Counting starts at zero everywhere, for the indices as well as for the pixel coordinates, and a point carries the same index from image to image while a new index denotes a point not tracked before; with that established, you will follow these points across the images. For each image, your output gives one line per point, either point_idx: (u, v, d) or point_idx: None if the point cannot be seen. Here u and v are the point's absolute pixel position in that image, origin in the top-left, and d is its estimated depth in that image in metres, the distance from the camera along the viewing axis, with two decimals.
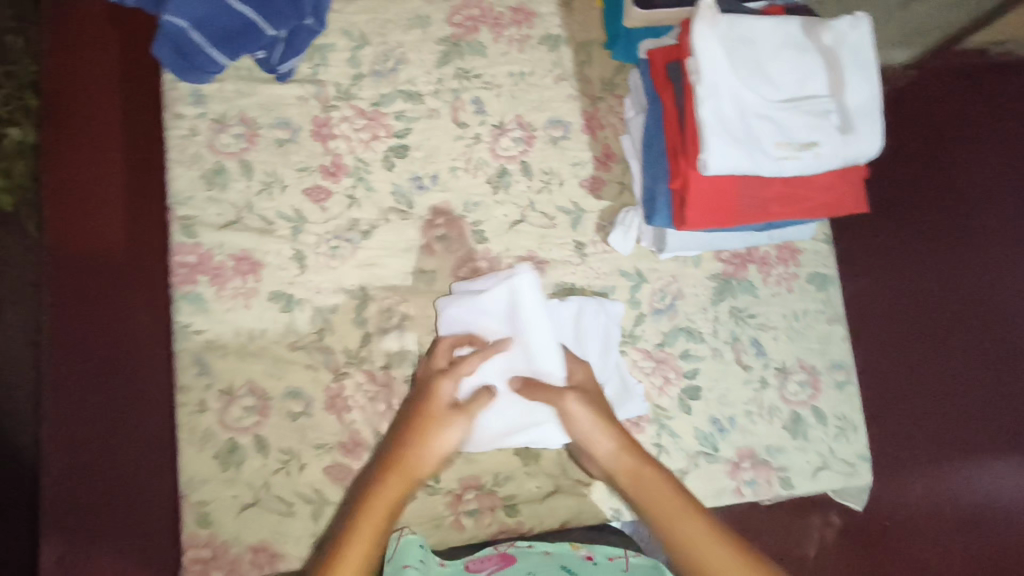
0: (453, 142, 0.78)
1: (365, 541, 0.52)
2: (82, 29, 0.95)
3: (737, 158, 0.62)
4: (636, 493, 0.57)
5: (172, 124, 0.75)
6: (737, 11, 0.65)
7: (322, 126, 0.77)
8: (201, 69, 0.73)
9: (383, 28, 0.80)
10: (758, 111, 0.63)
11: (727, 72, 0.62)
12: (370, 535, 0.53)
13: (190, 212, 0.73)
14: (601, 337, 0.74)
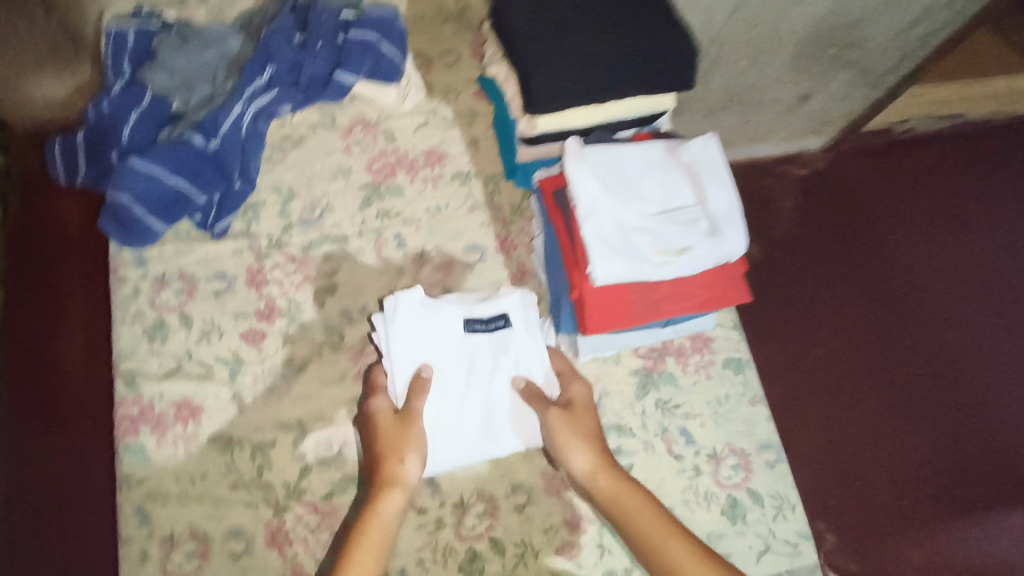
0: (378, 276, 0.85)
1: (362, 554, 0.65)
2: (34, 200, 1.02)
3: (621, 268, 0.69)
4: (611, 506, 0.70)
5: (116, 287, 0.82)
6: (606, 144, 0.75)
7: (256, 274, 0.84)
8: (140, 234, 0.82)
9: (309, 182, 0.89)
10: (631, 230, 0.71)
11: (598, 201, 0.71)
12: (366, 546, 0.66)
13: (132, 366, 0.78)
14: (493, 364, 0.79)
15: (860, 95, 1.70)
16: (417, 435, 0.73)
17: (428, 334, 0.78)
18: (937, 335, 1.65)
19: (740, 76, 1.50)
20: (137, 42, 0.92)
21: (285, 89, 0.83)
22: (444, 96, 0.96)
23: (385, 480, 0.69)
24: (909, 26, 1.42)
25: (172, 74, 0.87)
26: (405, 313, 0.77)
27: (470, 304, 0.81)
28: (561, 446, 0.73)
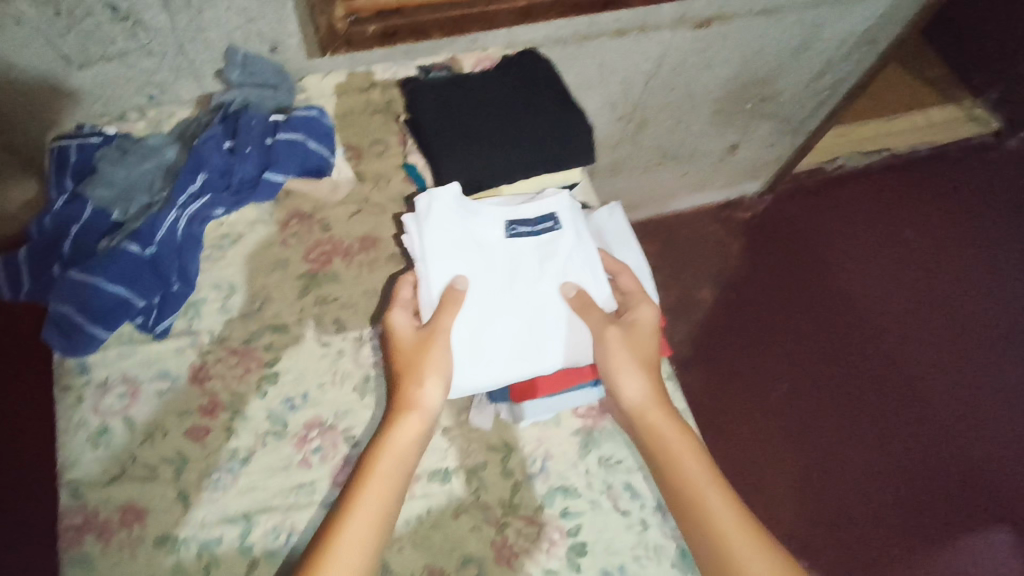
0: (319, 361, 0.88)
1: (374, 487, 0.70)
2: None
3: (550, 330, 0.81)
4: (657, 442, 0.75)
5: (60, 397, 0.83)
6: None
7: (199, 371, 0.86)
8: (82, 343, 0.83)
9: (249, 276, 0.93)
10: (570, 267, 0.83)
11: (559, 232, 0.84)
12: (382, 477, 0.70)
13: (76, 475, 0.79)
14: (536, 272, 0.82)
15: (784, 140, 1.81)
16: (435, 356, 0.76)
17: (465, 237, 0.81)
18: (878, 363, 1.87)
19: (667, 134, 1.59)
20: (80, 158, 0.96)
21: (217, 193, 0.90)
22: (374, 183, 1.02)
23: (405, 402, 0.74)
24: (815, 76, 1.54)
25: (112, 185, 0.90)
26: (443, 213, 0.81)
27: (512, 209, 0.85)
28: (617, 370, 0.77)
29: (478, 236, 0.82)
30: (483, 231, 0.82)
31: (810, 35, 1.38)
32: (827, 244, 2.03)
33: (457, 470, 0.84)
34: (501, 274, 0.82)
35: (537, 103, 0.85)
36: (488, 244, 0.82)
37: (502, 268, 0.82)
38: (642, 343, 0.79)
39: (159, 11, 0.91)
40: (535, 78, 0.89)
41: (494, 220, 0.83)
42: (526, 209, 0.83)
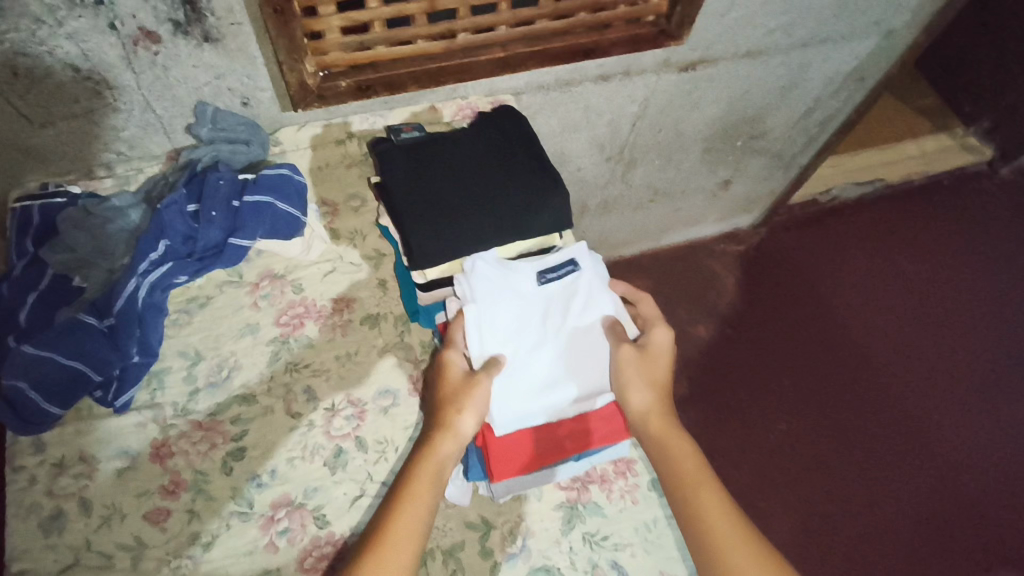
0: (288, 434, 0.84)
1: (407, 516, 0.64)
2: None
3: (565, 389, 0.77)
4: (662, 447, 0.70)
5: (12, 479, 0.79)
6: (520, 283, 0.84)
7: (160, 446, 0.82)
8: (34, 421, 0.79)
9: (216, 341, 0.89)
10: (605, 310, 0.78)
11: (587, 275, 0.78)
12: (415, 507, 0.65)
13: (25, 565, 0.74)
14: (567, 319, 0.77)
15: (776, 174, 1.78)
16: (482, 392, 0.70)
17: (506, 291, 0.76)
18: (881, 399, 1.82)
19: (657, 172, 1.56)
20: (43, 220, 0.93)
21: (180, 261, 0.87)
22: (350, 240, 0.98)
23: (442, 426, 0.68)
24: (805, 113, 1.52)
25: (72, 250, 0.87)
26: (487, 269, 0.75)
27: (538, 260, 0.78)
28: (629, 376, 0.73)
29: (510, 286, 0.76)
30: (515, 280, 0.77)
31: (799, 75, 1.36)
32: (825, 278, 1.99)
33: (434, 552, 0.78)
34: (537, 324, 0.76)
35: (501, 157, 0.82)
36: (520, 293, 0.77)
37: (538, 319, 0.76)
38: (658, 357, 0.75)
39: (124, 70, 0.88)
40: (501, 127, 0.86)
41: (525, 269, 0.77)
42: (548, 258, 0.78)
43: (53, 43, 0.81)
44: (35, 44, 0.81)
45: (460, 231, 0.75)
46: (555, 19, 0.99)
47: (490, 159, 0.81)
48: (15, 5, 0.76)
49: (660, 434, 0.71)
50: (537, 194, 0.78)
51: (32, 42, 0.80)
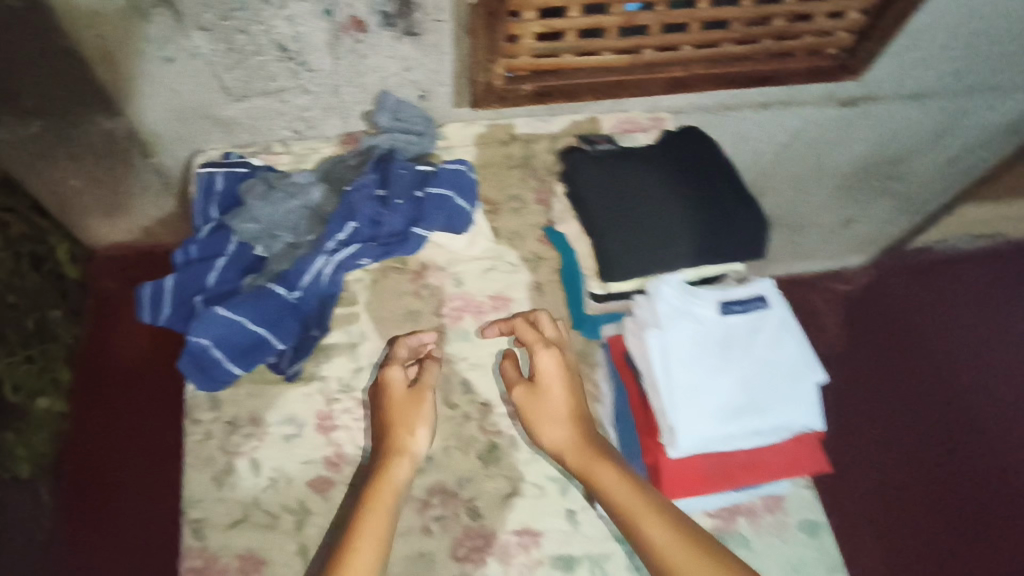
0: (445, 423, 0.85)
1: (377, 512, 0.68)
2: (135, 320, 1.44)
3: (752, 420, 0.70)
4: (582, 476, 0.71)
5: (189, 431, 0.83)
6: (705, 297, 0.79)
7: (324, 418, 0.85)
8: (218, 377, 0.84)
9: (380, 324, 0.92)
10: (793, 343, 0.73)
11: (777, 313, 0.74)
12: (382, 504, 0.68)
13: (199, 514, 0.78)
14: (751, 346, 0.72)
15: (902, 219, 1.74)
16: (425, 410, 0.77)
17: (689, 315, 0.74)
18: (1000, 467, 1.70)
19: (786, 205, 1.55)
20: (225, 187, 0.97)
21: (364, 243, 0.89)
22: (509, 241, 1.00)
23: (395, 449, 0.74)
24: (950, 161, 1.48)
25: (257, 221, 0.90)
26: (671, 292, 0.74)
27: (721, 288, 0.76)
28: (531, 423, 0.75)
29: (688, 310, 0.74)
30: (696, 305, 0.74)
31: (954, 121, 1.34)
32: (947, 332, 1.90)
33: (581, 559, 0.79)
34: (718, 352, 0.72)
35: (700, 174, 0.81)
36: (700, 319, 0.74)
37: (719, 346, 0.72)
38: (551, 384, 0.76)
39: (323, 54, 0.90)
40: (691, 143, 0.86)
41: (705, 295, 0.75)
42: (731, 287, 0.76)
43: (270, 23, 0.84)
44: (254, 23, 0.84)
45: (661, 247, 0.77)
46: (739, 44, 0.98)
47: (689, 176, 0.81)
48: None
49: (580, 462, 0.71)
50: (738, 216, 0.79)
51: (253, 21, 0.83)
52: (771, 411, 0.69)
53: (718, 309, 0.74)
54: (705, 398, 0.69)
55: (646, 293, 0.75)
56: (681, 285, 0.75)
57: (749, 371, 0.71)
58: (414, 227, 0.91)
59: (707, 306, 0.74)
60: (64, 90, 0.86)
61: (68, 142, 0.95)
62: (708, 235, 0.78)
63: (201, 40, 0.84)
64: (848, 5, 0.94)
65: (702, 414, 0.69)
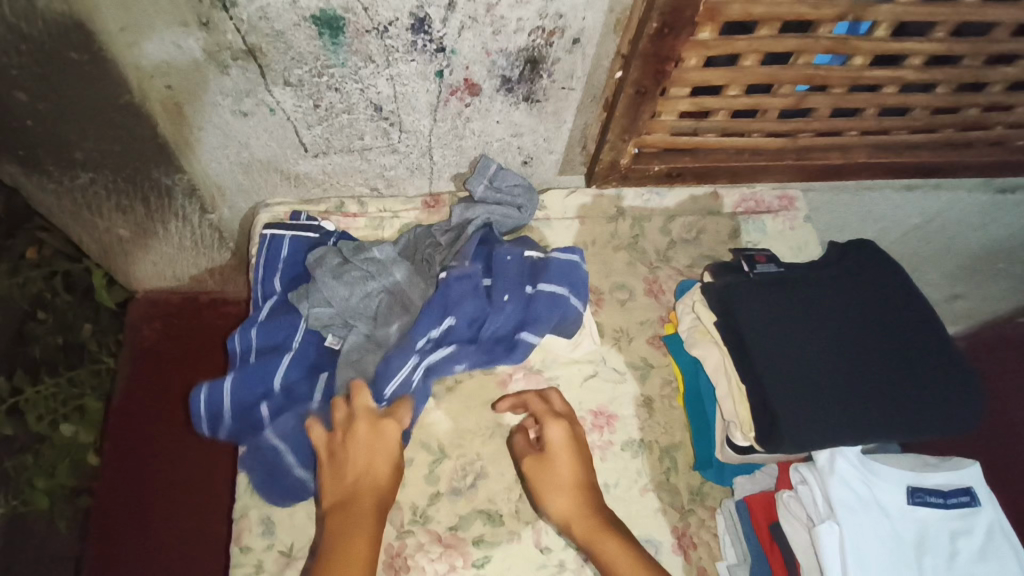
0: (535, 572, 0.72)
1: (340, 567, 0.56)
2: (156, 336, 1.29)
3: None
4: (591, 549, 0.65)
5: (237, 560, 0.70)
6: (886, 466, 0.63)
7: (395, 556, 0.71)
8: (284, 491, 0.72)
9: (462, 438, 0.78)
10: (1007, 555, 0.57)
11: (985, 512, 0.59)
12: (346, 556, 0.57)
13: None
14: (953, 553, 0.57)
15: None
16: (391, 444, 0.66)
17: (870, 502, 0.59)
18: None
19: None
20: (291, 253, 0.82)
21: (462, 344, 0.77)
22: (615, 341, 0.85)
23: (358, 489, 0.62)
24: None
25: (329, 304, 0.77)
26: (849, 469, 0.60)
27: (908, 468, 0.61)
28: (536, 493, 0.69)
29: (866, 494, 0.59)
30: (877, 489, 0.60)
31: None
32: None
33: None
34: (910, 555, 0.57)
35: (893, 342, 0.66)
36: (885, 508, 0.59)
37: (912, 548, 0.57)
38: (557, 453, 0.70)
39: (424, 115, 0.76)
40: (879, 284, 0.69)
41: (889, 477, 0.60)
42: (924, 469, 0.61)
43: (368, 81, 0.70)
44: (351, 81, 0.70)
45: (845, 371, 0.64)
46: (915, 132, 0.82)
47: (879, 343, 0.65)
48: (354, 42, 0.65)
49: (586, 532, 0.66)
50: (947, 411, 0.63)
51: (350, 78, 0.69)
52: None
53: (906, 497, 0.59)
54: None
55: (813, 465, 0.61)
56: (858, 458, 0.61)
57: None
58: (523, 331, 0.78)
59: (891, 491, 0.60)
60: (119, 145, 0.72)
61: (116, 196, 0.81)
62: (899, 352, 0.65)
63: (284, 96, 0.71)
64: None
65: None
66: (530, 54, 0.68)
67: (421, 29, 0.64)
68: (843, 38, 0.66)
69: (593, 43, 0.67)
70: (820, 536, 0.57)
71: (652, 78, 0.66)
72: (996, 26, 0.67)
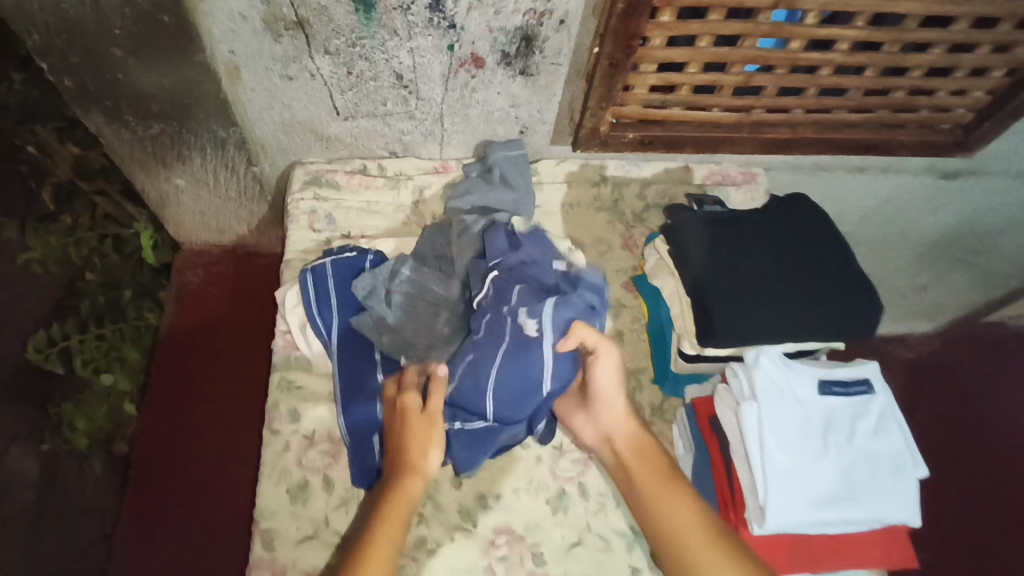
0: (516, 464, 0.86)
1: (387, 528, 0.71)
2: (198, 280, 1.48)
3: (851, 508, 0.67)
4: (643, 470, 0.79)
5: (268, 441, 0.85)
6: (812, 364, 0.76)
7: None
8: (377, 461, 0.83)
9: None
10: (895, 432, 0.71)
11: (880, 399, 0.73)
12: (393, 520, 0.72)
13: (271, 526, 0.80)
14: (852, 430, 0.71)
15: (978, 293, 1.67)
16: (436, 432, 0.80)
17: (786, 390, 0.73)
18: None
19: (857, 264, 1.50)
20: (337, 274, 0.91)
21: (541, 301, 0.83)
22: None
23: (411, 468, 0.77)
24: None
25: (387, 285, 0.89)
26: (771, 365, 0.73)
27: (822, 367, 0.75)
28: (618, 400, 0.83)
29: (785, 384, 0.73)
30: (795, 381, 0.73)
31: None
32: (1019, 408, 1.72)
33: None
34: (816, 431, 0.71)
35: (817, 263, 0.80)
36: (800, 395, 0.73)
37: (819, 426, 0.71)
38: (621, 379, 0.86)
39: (437, 84, 0.92)
40: (809, 223, 0.84)
41: (805, 372, 0.74)
42: (834, 367, 0.75)
43: (393, 52, 0.86)
44: (379, 51, 0.86)
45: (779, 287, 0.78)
46: (852, 112, 0.96)
47: (804, 263, 0.80)
48: (383, 17, 0.81)
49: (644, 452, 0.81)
50: (846, 327, 0.77)
51: (379, 49, 0.85)
52: (868, 497, 0.68)
53: (818, 387, 0.73)
54: (802, 478, 0.68)
55: (744, 363, 0.74)
56: (781, 357, 0.74)
57: (848, 455, 0.70)
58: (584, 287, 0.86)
59: (806, 382, 0.73)
60: (187, 98, 0.89)
61: (179, 145, 0.98)
62: (818, 271, 0.80)
63: (324, 62, 0.87)
64: (973, 84, 0.92)
65: (792, 491, 0.68)
66: (525, 32, 0.84)
67: (437, 7, 0.80)
68: (779, 24, 0.80)
69: (575, 24, 0.83)
70: (743, 414, 0.71)
71: (622, 51, 0.81)
72: (907, 17, 0.81)
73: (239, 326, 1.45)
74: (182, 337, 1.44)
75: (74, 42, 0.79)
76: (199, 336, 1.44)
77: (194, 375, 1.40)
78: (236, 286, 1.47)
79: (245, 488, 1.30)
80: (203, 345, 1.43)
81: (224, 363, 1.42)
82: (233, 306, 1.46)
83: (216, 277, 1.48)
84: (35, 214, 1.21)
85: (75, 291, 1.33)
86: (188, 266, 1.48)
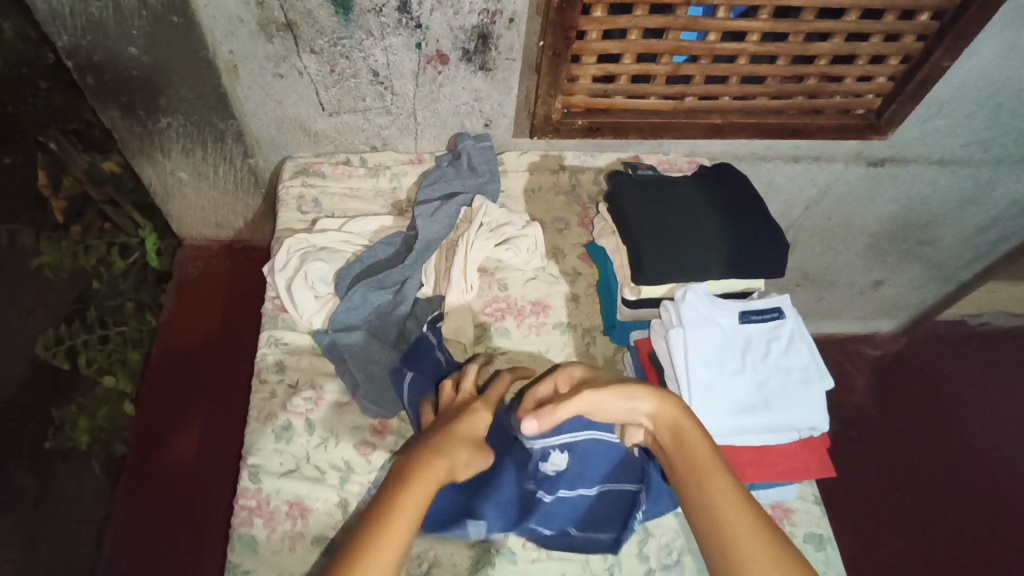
0: None
1: (416, 491, 0.68)
2: (191, 273, 1.61)
3: (765, 416, 0.78)
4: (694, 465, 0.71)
5: (257, 388, 0.94)
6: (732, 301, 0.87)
7: None
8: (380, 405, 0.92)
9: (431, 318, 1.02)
10: (803, 353, 0.83)
11: (790, 327, 0.84)
12: (423, 486, 0.69)
13: (258, 461, 0.88)
14: (764, 353, 0.82)
15: (933, 287, 1.77)
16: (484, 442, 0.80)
17: (710, 319, 0.83)
18: None
19: (813, 259, 1.61)
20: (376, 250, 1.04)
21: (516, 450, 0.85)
22: (552, 256, 1.10)
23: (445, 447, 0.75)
24: (979, 230, 1.56)
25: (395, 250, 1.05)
26: (696, 298, 0.84)
27: (740, 301, 0.86)
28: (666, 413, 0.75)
29: (710, 314, 0.83)
30: (718, 312, 0.84)
31: (983, 190, 1.43)
32: (990, 398, 1.78)
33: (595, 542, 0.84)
34: (735, 354, 0.82)
35: (734, 214, 0.92)
36: (723, 324, 0.83)
37: (738, 350, 0.82)
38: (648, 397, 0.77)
39: (409, 81, 1.06)
40: (729, 185, 0.97)
41: (725, 304, 0.84)
42: (750, 301, 0.86)
43: (370, 51, 1.00)
44: (357, 50, 1.00)
45: (700, 234, 0.89)
46: (773, 100, 1.10)
47: (722, 214, 0.92)
48: (359, 19, 0.95)
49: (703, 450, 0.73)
50: (751, 269, 0.90)
51: (357, 48, 0.99)
52: (779, 407, 0.79)
53: (737, 318, 0.84)
54: (722, 392, 0.79)
55: (673, 299, 0.85)
56: (705, 292, 0.85)
57: (762, 373, 0.81)
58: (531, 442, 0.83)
59: (728, 313, 0.84)
60: (193, 93, 1.05)
61: (183, 139, 1.14)
62: (735, 221, 0.91)
63: (311, 61, 1.01)
64: (875, 70, 1.06)
65: (712, 402, 0.78)
66: (481, 30, 0.98)
67: (404, 9, 0.94)
68: (695, 18, 0.95)
69: (523, 22, 0.97)
70: (671, 340, 0.81)
71: (562, 42, 0.95)
72: (805, 10, 0.96)
73: (233, 312, 1.58)
74: (183, 325, 1.56)
75: (97, 42, 0.95)
76: (196, 323, 1.56)
77: (193, 359, 1.52)
78: (230, 275, 1.61)
79: (232, 455, 1.40)
80: (199, 331, 1.55)
81: (220, 347, 1.53)
82: (224, 293, 1.60)
83: (211, 270, 1.62)
84: (51, 223, 1.20)
85: (86, 296, 1.34)
86: (188, 258, 1.62)
